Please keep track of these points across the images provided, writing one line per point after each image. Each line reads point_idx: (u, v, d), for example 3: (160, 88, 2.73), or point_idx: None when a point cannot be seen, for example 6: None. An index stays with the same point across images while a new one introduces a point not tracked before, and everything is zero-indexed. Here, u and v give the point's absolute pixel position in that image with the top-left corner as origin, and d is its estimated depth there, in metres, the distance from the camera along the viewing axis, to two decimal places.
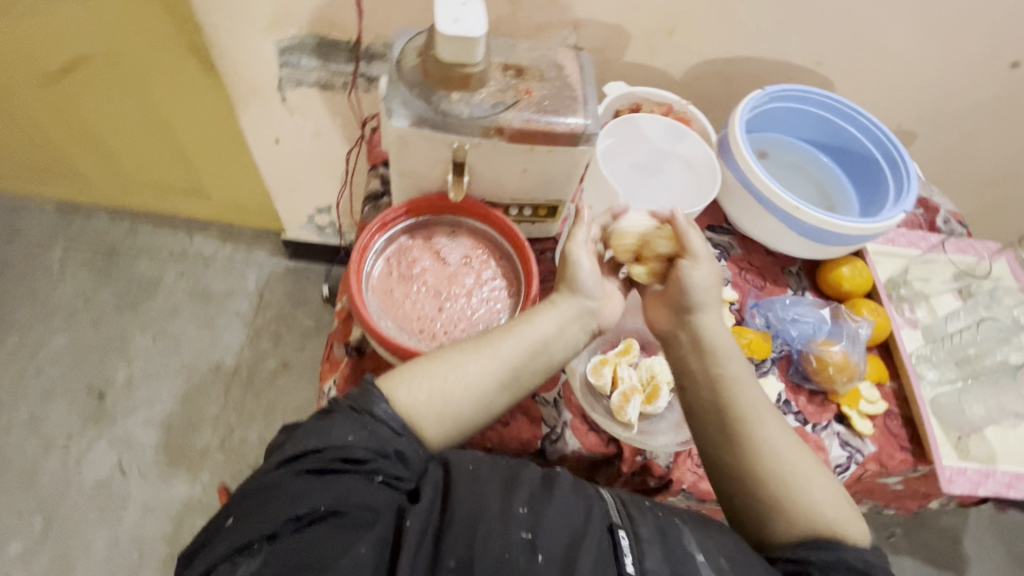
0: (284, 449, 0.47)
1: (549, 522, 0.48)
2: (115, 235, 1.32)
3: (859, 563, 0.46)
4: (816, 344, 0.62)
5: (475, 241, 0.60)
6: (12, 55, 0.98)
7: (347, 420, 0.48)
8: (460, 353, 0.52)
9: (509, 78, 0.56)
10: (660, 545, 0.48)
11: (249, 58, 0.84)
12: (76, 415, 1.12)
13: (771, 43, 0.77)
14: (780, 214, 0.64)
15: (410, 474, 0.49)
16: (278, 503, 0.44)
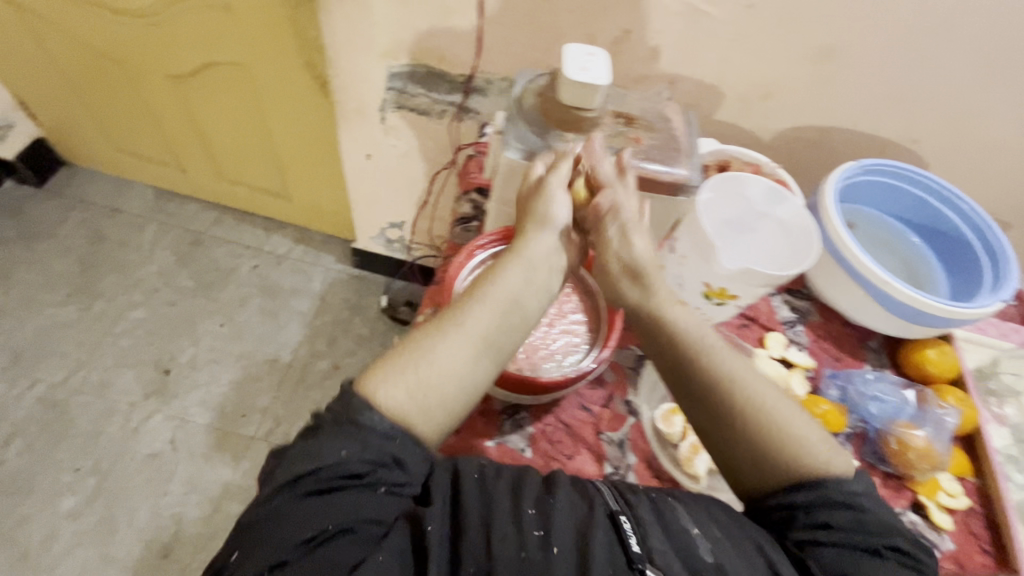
0: (278, 476, 0.47)
1: (557, 518, 0.48)
2: (202, 224, 1.42)
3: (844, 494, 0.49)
4: (896, 425, 0.59)
5: None
6: (150, 56, 1.09)
7: (337, 433, 0.48)
8: (432, 338, 0.53)
9: (620, 126, 0.65)
10: (665, 528, 0.49)
11: (360, 80, 0.90)
12: (141, 386, 1.19)
13: (868, 118, 0.77)
14: (869, 286, 0.64)
15: (412, 476, 0.49)
16: (288, 529, 0.44)
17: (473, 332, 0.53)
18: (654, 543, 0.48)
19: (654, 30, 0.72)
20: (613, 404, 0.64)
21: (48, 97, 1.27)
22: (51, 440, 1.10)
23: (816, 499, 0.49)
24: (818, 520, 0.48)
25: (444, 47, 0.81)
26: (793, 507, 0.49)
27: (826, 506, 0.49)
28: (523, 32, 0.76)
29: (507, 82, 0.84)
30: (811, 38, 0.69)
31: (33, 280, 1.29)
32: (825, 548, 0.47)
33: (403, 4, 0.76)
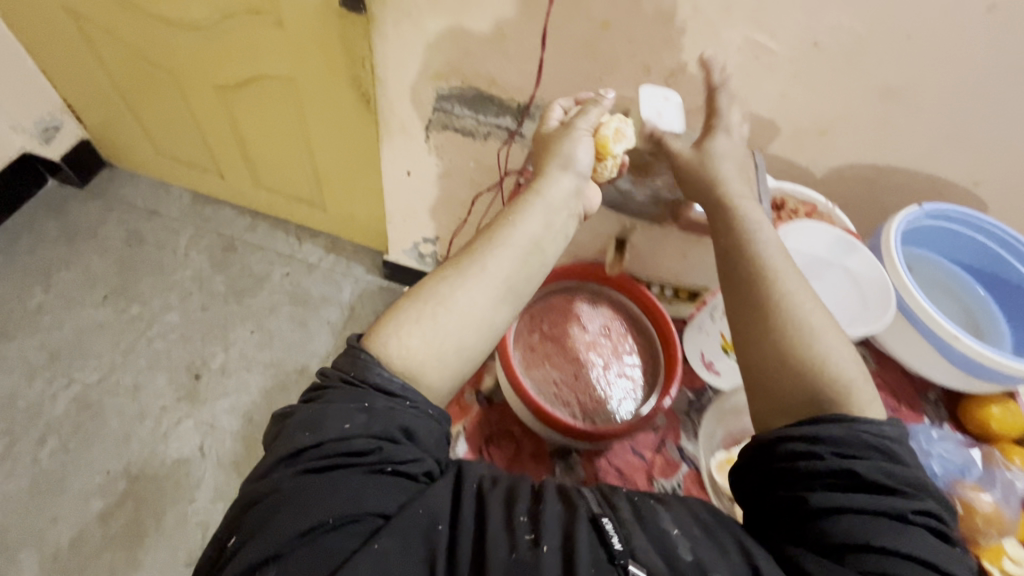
0: (278, 451, 0.47)
1: (549, 524, 0.48)
2: (236, 230, 1.44)
3: (871, 435, 0.48)
4: (961, 487, 0.56)
5: (614, 311, 0.67)
6: (198, 67, 1.10)
7: (345, 393, 0.49)
8: (443, 286, 0.54)
9: None
10: (645, 531, 0.49)
11: (408, 100, 0.90)
12: (173, 389, 1.20)
13: (928, 159, 0.75)
14: (933, 338, 0.61)
15: (416, 455, 0.49)
16: (286, 513, 0.44)
17: (490, 277, 0.54)
18: (636, 542, 0.47)
19: (712, 63, 0.70)
20: (666, 450, 0.64)
21: (95, 102, 1.30)
22: (84, 440, 1.12)
23: (847, 441, 0.47)
24: (848, 461, 0.46)
25: (495, 71, 0.80)
26: (816, 442, 0.47)
27: (857, 451, 0.47)
28: (576, 61, 0.74)
29: None
30: (875, 78, 0.67)
31: (72, 279, 1.31)
32: (847, 512, 0.45)
33: (458, 29, 0.76)
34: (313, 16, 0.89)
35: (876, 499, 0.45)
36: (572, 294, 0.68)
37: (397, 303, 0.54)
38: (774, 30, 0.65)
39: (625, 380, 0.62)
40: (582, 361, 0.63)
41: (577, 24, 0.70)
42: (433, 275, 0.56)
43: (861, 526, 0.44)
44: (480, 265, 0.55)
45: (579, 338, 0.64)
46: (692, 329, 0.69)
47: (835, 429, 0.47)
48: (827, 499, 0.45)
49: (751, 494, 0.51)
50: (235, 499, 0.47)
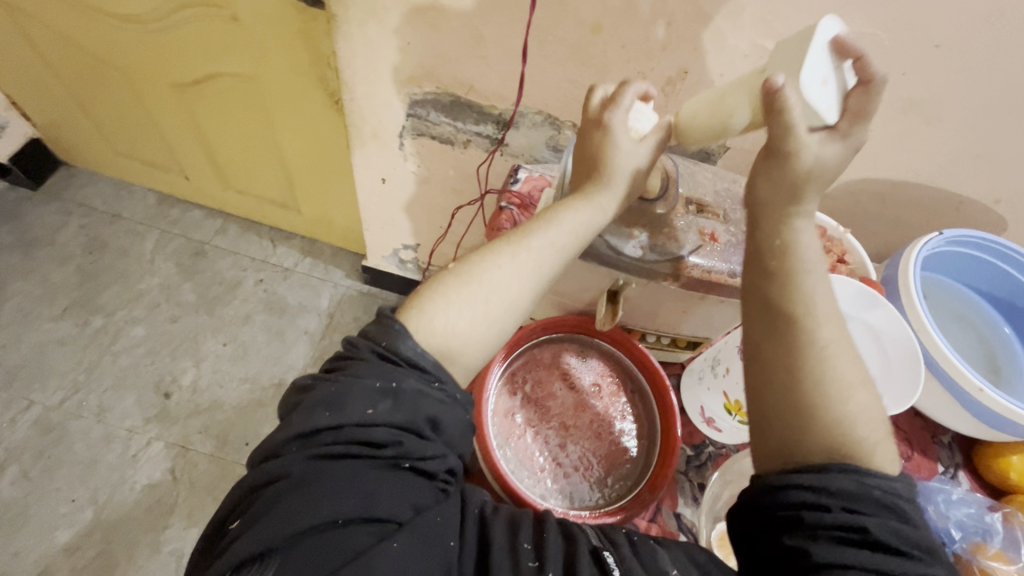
0: (295, 426, 0.42)
1: (553, 552, 0.46)
2: (206, 233, 1.35)
3: (886, 496, 0.42)
4: (981, 551, 0.56)
5: (606, 365, 0.68)
6: (151, 63, 1.00)
7: (372, 367, 0.44)
8: (492, 268, 0.49)
9: (693, 216, 0.58)
10: (643, 567, 0.46)
11: (377, 105, 0.81)
12: (142, 410, 1.14)
13: (957, 178, 0.66)
14: (958, 391, 0.60)
15: (438, 451, 0.44)
16: (297, 499, 0.39)
17: (539, 271, 0.49)
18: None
19: (714, 71, 0.60)
20: (662, 518, 0.61)
21: (42, 99, 1.19)
22: (49, 466, 1.07)
23: (858, 496, 0.41)
24: (858, 517, 0.41)
25: (473, 76, 0.71)
26: (826, 495, 0.42)
27: (867, 507, 0.41)
28: (564, 67, 0.65)
29: (542, 115, 0.74)
30: (900, 93, 0.58)
31: (30, 292, 1.24)
32: (849, 568, 0.40)
33: (428, 31, 0.66)
34: (268, 9, 0.79)
35: (881, 557, 0.40)
36: (559, 350, 0.68)
37: (441, 277, 0.50)
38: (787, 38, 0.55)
39: (613, 444, 0.64)
40: (570, 429, 0.64)
41: (564, 25, 0.61)
42: (483, 253, 0.50)
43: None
44: (534, 257, 0.49)
45: (566, 404, 0.65)
46: (690, 376, 0.65)
47: (845, 482, 0.42)
48: (827, 554, 0.40)
49: (744, 540, 0.46)
50: (245, 476, 0.43)
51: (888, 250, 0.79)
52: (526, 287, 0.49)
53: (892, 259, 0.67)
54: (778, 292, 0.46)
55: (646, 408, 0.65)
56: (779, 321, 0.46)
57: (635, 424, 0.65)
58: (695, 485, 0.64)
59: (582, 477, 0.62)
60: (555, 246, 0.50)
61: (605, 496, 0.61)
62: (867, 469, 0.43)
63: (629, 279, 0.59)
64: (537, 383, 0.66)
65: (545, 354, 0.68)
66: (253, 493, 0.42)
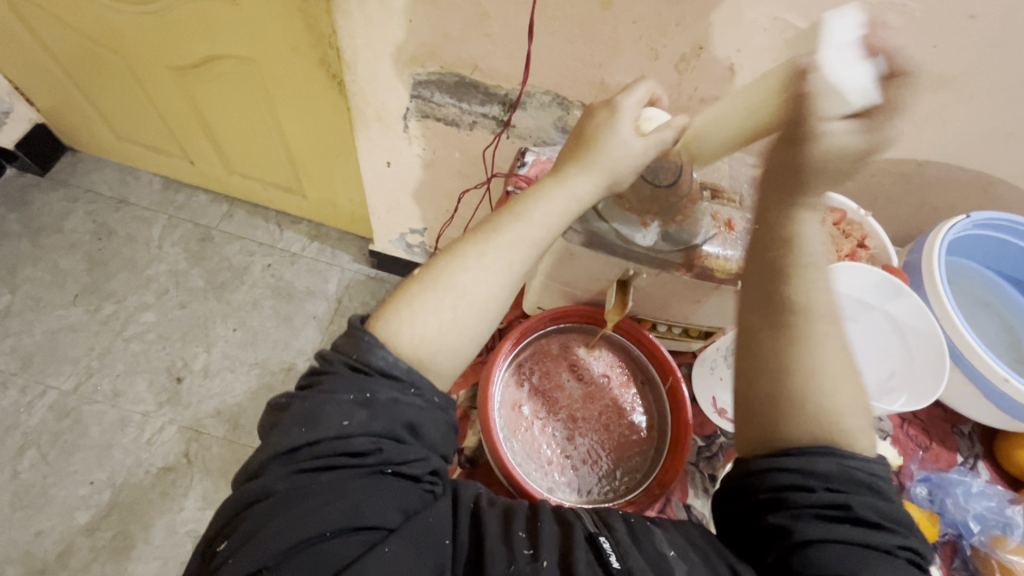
0: (272, 446, 0.42)
1: (547, 537, 0.45)
2: (212, 217, 1.35)
3: (866, 476, 0.43)
4: (997, 548, 0.56)
5: (617, 356, 0.67)
6: (148, 45, 0.98)
7: (344, 380, 0.43)
8: (460, 271, 0.48)
9: (706, 203, 0.56)
10: (642, 553, 0.45)
11: (378, 87, 0.78)
12: (154, 394, 1.15)
13: (985, 158, 0.63)
14: (981, 380, 0.58)
15: (420, 454, 0.44)
16: (282, 517, 0.39)
17: (510, 271, 0.49)
18: (634, 565, 0.44)
19: (730, 46, 0.57)
20: (671, 510, 0.61)
21: (45, 85, 1.19)
22: (66, 450, 1.09)
23: (839, 477, 0.42)
24: (839, 495, 0.41)
25: (478, 56, 0.68)
26: (811, 478, 0.42)
27: (847, 486, 0.42)
28: (571, 44, 0.63)
29: (550, 96, 0.71)
30: (930, 67, 0.54)
31: (40, 279, 1.25)
32: (830, 543, 0.40)
33: (429, 9, 0.64)
34: None
35: (863, 532, 0.41)
36: (568, 340, 0.67)
37: (408, 284, 0.49)
38: (809, 10, 0.52)
39: (626, 437, 0.63)
40: (579, 421, 0.63)
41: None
42: (448, 255, 0.50)
43: (844, 560, 0.40)
44: (504, 258, 0.48)
45: (574, 395, 0.65)
46: (702, 368, 0.64)
47: (827, 462, 0.42)
48: (813, 531, 0.41)
49: (731, 520, 0.47)
50: (227, 499, 0.43)
51: (911, 233, 0.76)
52: (497, 287, 0.48)
53: (916, 243, 0.64)
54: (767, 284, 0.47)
55: (657, 401, 0.64)
56: (771, 313, 0.47)
57: (647, 418, 0.64)
58: (706, 476, 0.64)
59: (593, 471, 0.61)
60: (531, 241, 0.49)
61: (613, 488, 0.60)
62: (842, 448, 0.44)
63: (638, 268, 0.58)
64: (546, 375, 0.65)
65: (553, 344, 0.67)
66: (239, 514, 0.41)
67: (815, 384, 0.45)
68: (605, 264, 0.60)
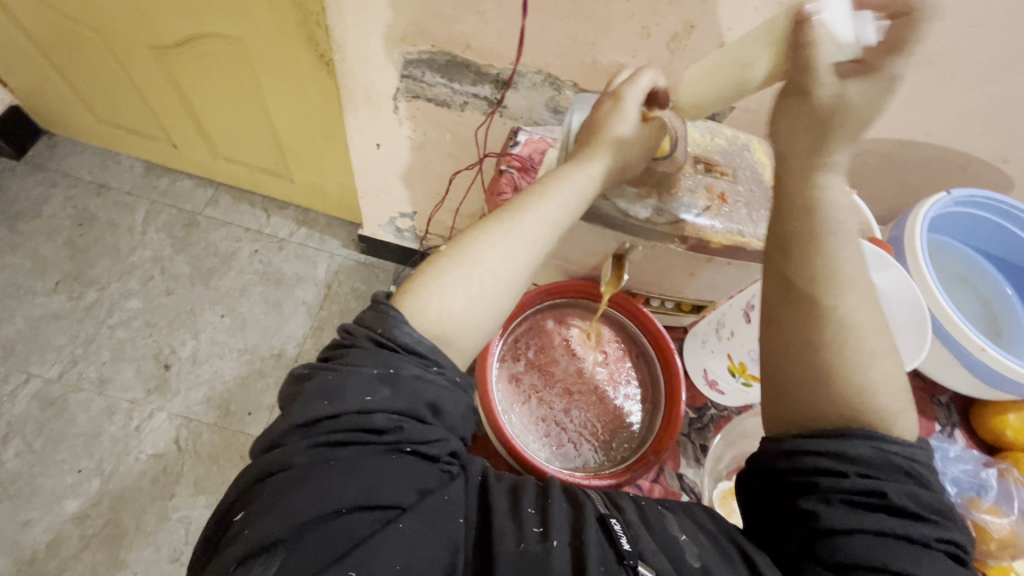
0: (294, 416, 0.43)
1: (557, 515, 0.46)
2: (197, 202, 1.33)
3: (905, 461, 0.42)
4: (974, 509, 0.59)
5: (613, 331, 0.68)
6: (128, 23, 0.95)
7: (369, 354, 0.44)
8: (488, 248, 0.49)
9: (701, 175, 0.57)
10: (653, 534, 0.46)
11: (369, 67, 0.77)
12: (142, 382, 1.14)
13: (965, 138, 0.64)
14: (958, 350, 0.61)
15: (438, 435, 0.45)
16: (299, 493, 0.39)
17: (531, 248, 0.49)
18: (645, 545, 0.45)
19: (721, 26, 0.58)
20: (664, 479, 0.63)
21: (20, 66, 1.15)
22: (52, 439, 1.08)
23: (876, 463, 0.41)
24: (874, 483, 0.41)
25: (470, 34, 0.68)
26: (846, 463, 0.41)
27: (883, 472, 0.41)
28: (563, 23, 0.62)
29: (542, 75, 0.71)
30: (914, 48, 0.55)
31: (19, 266, 1.22)
32: (863, 532, 0.40)
33: None
34: None
35: (900, 522, 0.40)
36: (562, 314, 0.69)
37: (434, 259, 0.49)
38: None
39: (624, 409, 0.65)
40: (574, 394, 0.65)
41: None
42: (477, 231, 0.50)
43: (879, 549, 0.40)
44: (526, 236, 0.49)
45: (570, 369, 0.66)
46: (693, 341, 0.66)
47: (865, 448, 0.42)
48: (842, 518, 0.40)
49: (757, 501, 0.46)
50: (245, 469, 0.43)
51: (895, 210, 0.78)
52: (519, 265, 0.49)
53: (899, 220, 0.66)
54: (799, 255, 0.46)
55: (652, 374, 0.66)
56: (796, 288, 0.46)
57: (643, 391, 0.66)
58: (697, 446, 0.66)
59: (586, 441, 0.63)
60: (549, 221, 0.50)
61: (608, 457, 0.62)
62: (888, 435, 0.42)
63: (636, 242, 0.59)
64: (542, 350, 0.67)
65: (548, 318, 0.68)
66: (253, 484, 0.42)
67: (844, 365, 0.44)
68: (600, 236, 0.60)
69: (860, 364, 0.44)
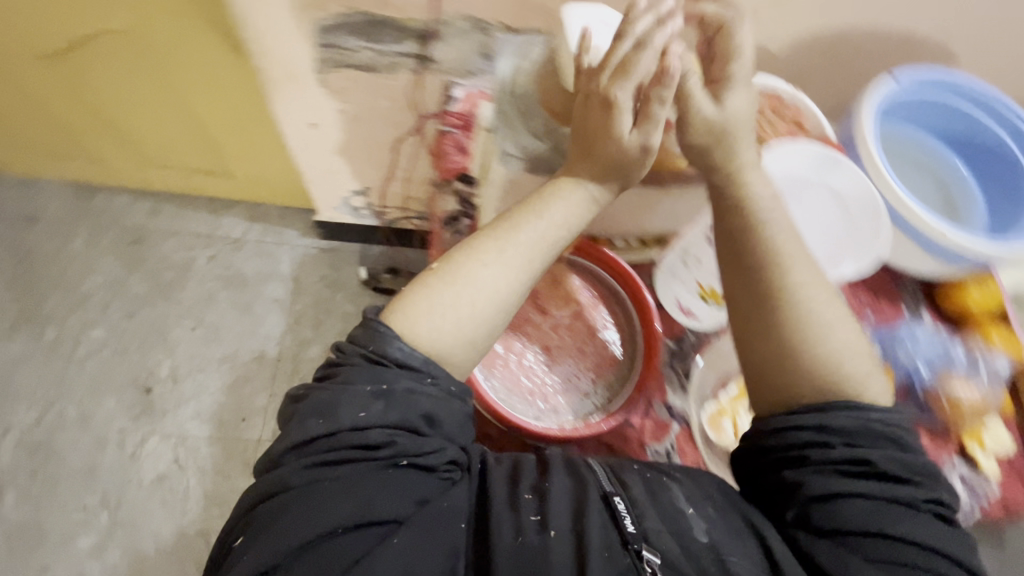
0: (290, 436, 0.44)
1: (553, 500, 0.48)
2: (138, 217, 1.26)
3: (880, 424, 0.49)
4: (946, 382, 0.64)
5: (583, 278, 0.68)
6: (7, 34, 0.85)
7: (363, 371, 0.45)
8: (476, 268, 0.50)
9: None
10: (659, 508, 0.49)
11: (283, 43, 0.71)
12: (126, 409, 1.12)
13: (907, 18, 0.62)
14: (922, 239, 0.62)
15: (436, 445, 0.46)
16: (298, 512, 0.41)
17: (527, 266, 0.51)
18: (649, 523, 0.48)
19: None
20: (654, 412, 0.64)
21: None
22: (47, 483, 1.06)
23: (855, 433, 0.48)
24: (856, 451, 0.47)
25: None
26: (829, 434, 0.48)
27: (864, 441, 0.48)
28: None
29: (467, 21, 0.66)
30: None
31: None
32: (852, 498, 0.46)
33: None
34: None
35: (883, 485, 0.47)
36: None
37: (425, 278, 0.51)
38: None
39: (605, 353, 0.65)
40: (553, 350, 0.65)
41: None
42: (468, 249, 0.52)
43: (861, 509, 0.46)
44: (519, 254, 0.51)
45: (544, 325, 0.66)
46: (663, 273, 0.67)
47: (844, 420, 0.49)
48: (826, 484, 0.47)
49: (752, 479, 0.53)
50: (246, 491, 0.44)
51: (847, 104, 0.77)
52: (511, 282, 0.51)
53: (846, 116, 0.65)
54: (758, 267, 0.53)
55: (627, 314, 0.66)
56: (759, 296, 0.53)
57: (622, 333, 0.66)
58: (681, 374, 0.67)
59: (573, 393, 0.63)
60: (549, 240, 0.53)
61: (596, 403, 0.63)
62: (860, 402, 0.50)
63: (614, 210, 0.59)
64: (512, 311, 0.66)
65: None
66: (252, 506, 0.43)
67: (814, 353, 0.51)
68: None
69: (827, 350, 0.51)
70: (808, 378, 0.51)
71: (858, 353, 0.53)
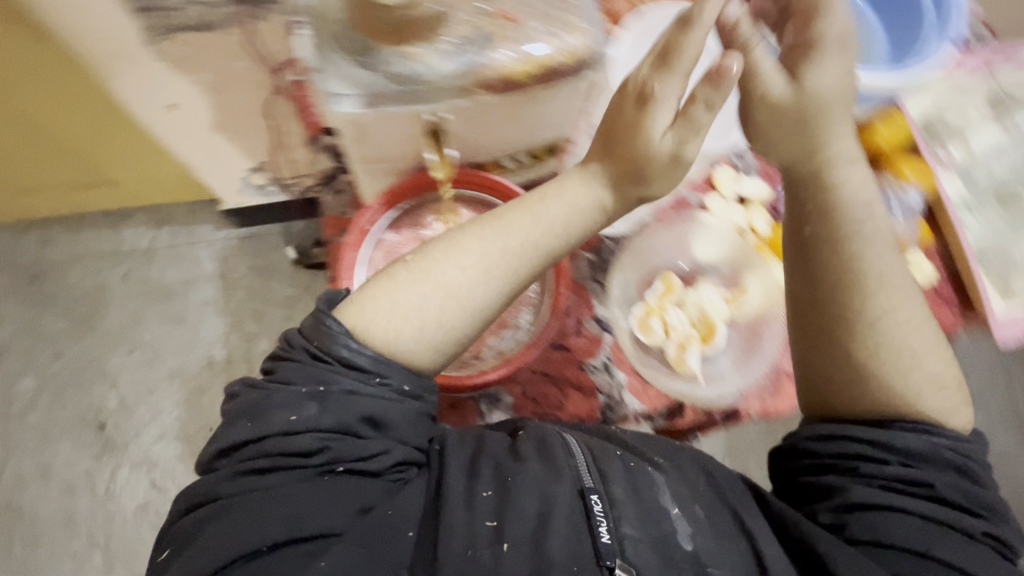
0: (224, 439, 0.45)
1: (516, 508, 0.47)
2: (30, 252, 1.15)
3: (948, 453, 0.49)
4: None
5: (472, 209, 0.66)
6: None
7: (302, 370, 0.45)
8: (447, 257, 0.49)
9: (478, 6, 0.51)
10: (635, 501, 0.49)
11: (91, 17, 0.61)
12: (85, 450, 1.07)
13: None
14: None
15: (380, 447, 0.45)
16: (223, 523, 0.41)
17: (507, 267, 0.49)
18: (626, 528, 0.47)
19: None
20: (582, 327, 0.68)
21: None
22: (28, 540, 1.03)
23: (918, 454, 0.49)
24: (913, 471, 0.48)
25: None
26: (891, 450, 0.49)
27: (921, 461, 0.49)
28: None
29: None
30: None
31: None
32: (893, 513, 0.47)
33: None
34: None
35: (936, 508, 0.47)
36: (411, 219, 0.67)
37: (395, 266, 0.50)
38: None
39: None
40: None
41: None
42: (449, 244, 0.50)
43: (897, 522, 0.47)
44: (505, 253, 0.49)
45: None
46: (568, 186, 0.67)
47: (912, 441, 0.49)
48: (866, 495, 0.48)
49: (790, 484, 0.54)
50: (179, 495, 0.45)
51: None
52: (488, 285, 0.49)
53: None
54: (830, 271, 0.52)
55: None
56: (823, 293, 0.52)
57: None
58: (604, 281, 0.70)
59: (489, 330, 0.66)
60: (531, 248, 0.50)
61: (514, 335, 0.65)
62: (931, 427, 0.50)
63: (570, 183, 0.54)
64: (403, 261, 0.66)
65: (401, 230, 0.67)
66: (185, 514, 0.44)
67: (885, 366, 0.50)
68: (402, 122, 0.54)
69: (900, 367, 0.50)
70: (874, 389, 0.50)
71: (937, 385, 0.51)
